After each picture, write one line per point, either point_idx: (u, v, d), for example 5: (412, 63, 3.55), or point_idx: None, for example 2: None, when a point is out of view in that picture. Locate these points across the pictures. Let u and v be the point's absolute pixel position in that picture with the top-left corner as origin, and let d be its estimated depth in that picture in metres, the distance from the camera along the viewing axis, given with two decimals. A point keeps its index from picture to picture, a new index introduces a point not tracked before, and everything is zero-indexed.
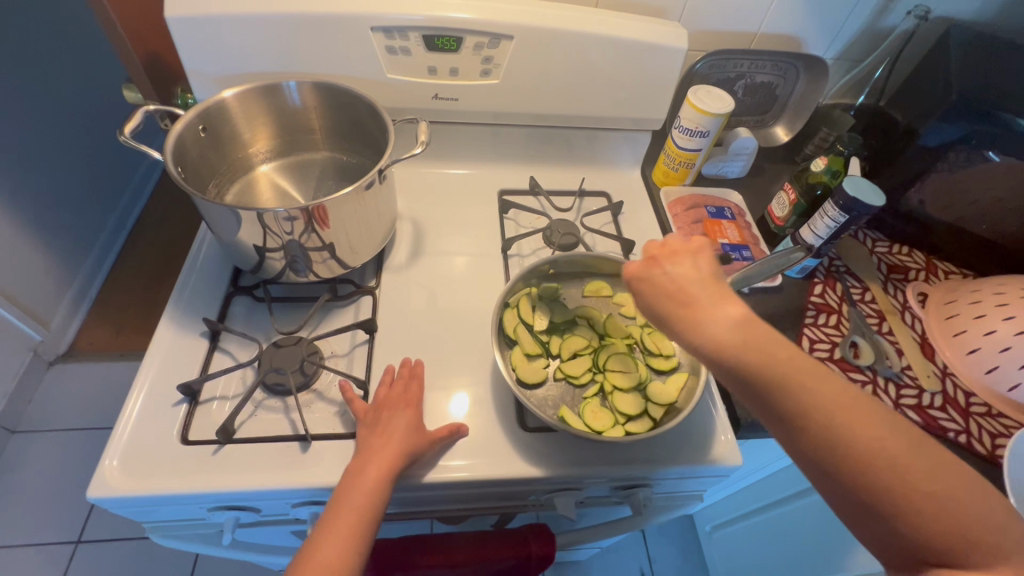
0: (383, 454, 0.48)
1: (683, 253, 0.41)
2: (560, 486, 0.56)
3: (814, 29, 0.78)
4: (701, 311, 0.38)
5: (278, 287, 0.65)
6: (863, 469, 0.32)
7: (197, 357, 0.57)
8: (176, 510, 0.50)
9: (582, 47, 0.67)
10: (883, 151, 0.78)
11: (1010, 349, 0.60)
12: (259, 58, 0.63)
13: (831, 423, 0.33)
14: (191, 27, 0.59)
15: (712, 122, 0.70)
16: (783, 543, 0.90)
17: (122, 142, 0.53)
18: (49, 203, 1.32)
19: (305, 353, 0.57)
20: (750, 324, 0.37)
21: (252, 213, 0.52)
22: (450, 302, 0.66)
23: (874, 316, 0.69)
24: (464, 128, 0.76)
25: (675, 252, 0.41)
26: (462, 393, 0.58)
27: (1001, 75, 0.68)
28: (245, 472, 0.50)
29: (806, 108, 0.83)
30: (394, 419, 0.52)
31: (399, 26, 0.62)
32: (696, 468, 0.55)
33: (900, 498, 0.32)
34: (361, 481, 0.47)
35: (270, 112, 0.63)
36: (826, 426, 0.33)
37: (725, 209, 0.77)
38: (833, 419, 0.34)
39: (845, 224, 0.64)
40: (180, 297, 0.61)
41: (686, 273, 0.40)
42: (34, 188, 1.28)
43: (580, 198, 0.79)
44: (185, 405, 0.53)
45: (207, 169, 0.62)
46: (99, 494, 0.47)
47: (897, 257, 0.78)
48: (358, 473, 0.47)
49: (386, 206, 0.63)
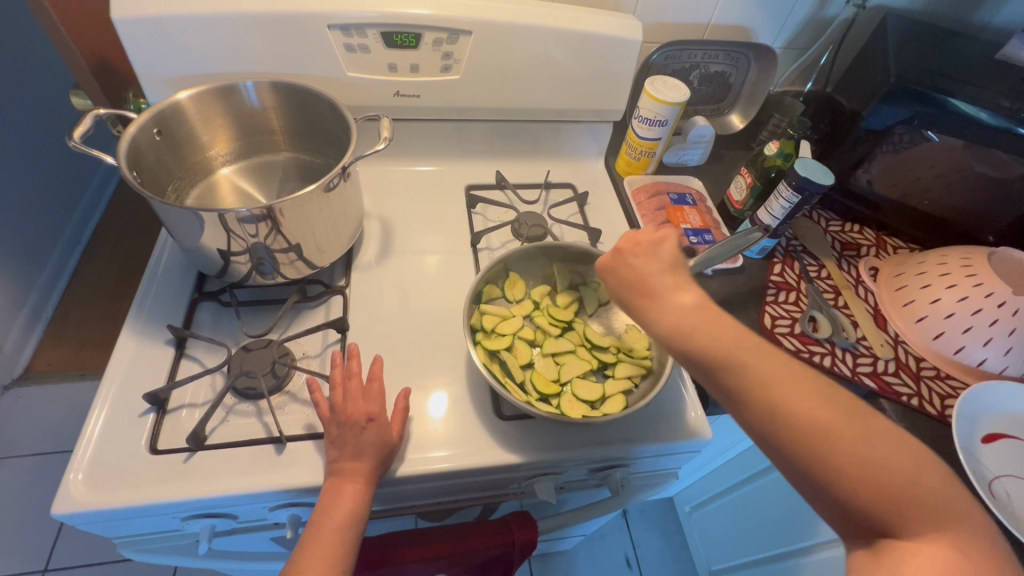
0: (361, 463, 0.48)
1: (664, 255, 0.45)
2: (539, 471, 0.57)
3: (762, 20, 0.81)
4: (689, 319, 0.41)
5: (245, 291, 0.63)
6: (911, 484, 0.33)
7: (163, 365, 0.56)
8: (149, 522, 0.49)
9: (541, 42, 0.68)
10: (831, 135, 0.82)
11: (954, 315, 0.65)
12: (214, 60, 0.62)
13: None
14: (142, 28, 0.58)
15: (670, 111, 0.73)
16: (760, 516, 0.93)
17: (72, 147, 0.51)
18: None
19: (276, 356, 0.56)
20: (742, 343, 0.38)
21: (213, 215, 0.51)
22: (423, 297, 0.67)
23: (830, 291, 0.72)
24: (428, 124, 0.77)
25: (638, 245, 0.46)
26: (440, 393, 0.58)
27: (935, 59, 0.72)
28: (218, 478, 0.49)
29: (758, 96, 0.86)
30: (361, 427, 0.49)
31: (356, 23, 0.62)
32: (669, 446, 0.57)
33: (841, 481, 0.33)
34: (343, 491, 0.47)
35: (228, 112, 0.61)
36: None
37: (687, 196, 0.79)
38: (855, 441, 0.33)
39: (798, 204, 0.67)
40: (142, 304, 0.59)
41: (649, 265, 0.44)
42: None
43: (546, 191, 0.80)
44: (153, 415, 0.52)
45: (165, 173, 0.60)
46: (63, 509, 0.45)
47: (849, 235, 0.82)
48: (340, 483, 0.48)
49: (352, 205, 0.63)
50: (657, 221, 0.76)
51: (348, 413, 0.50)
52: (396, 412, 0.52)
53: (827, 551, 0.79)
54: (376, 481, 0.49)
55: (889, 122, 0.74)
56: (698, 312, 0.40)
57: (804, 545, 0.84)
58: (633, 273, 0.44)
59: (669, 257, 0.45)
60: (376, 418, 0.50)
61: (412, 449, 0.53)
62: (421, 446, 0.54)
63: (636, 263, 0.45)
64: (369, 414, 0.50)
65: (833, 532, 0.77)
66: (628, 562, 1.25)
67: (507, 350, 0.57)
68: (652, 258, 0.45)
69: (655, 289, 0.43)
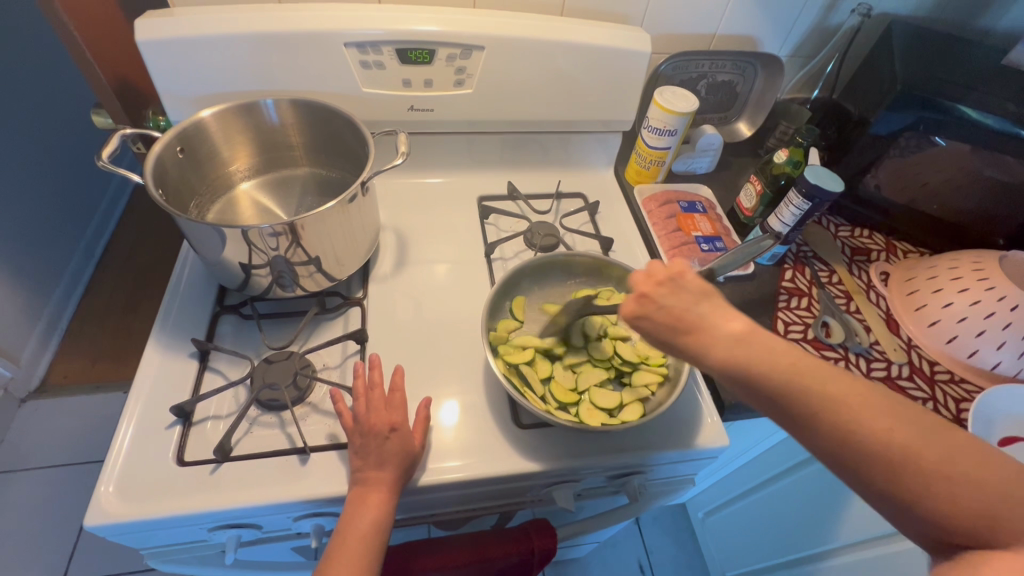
0: (385, 473, 0.49)
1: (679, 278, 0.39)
2: (558, 479, 0.57)
3: (768, 29, 0.82)
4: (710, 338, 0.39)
5: (265, 304, 0.64)
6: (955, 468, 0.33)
7: (188, 378, 0.57)
8: (177, 533, 0.50)
9: (551, 56, 0.70)
10: (839, 141, 0.83)
11: (967, 318, 0.65)
12: (235, 78, 0.64)
13: None
14: (167, 49, 0.60)
15: (679, 120, 0.74)
16: (775, 521, 0.93)
17: (100, 166, 0.52)
18: (15, 236, 1.29)
19: (298, 367, 0.57)
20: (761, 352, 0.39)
21: (236, 230, 0.53)
22: (439, 308, 0.68)
23: (841, 297, 0.73)
24: (441, 137, 0.78)
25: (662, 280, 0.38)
26: (451, 402, 0.59)
27: (941, 65, 0.73)
28: (245, 489, 0.50)
29: (765, 103, 0.87)
30: (385, 437, 0.50)
31: (372, 41, 0.64)
32: (686, 452, 0.57)
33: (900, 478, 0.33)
34: (368, 500, 0.48)
35: (249, 129, 0.63)
36: None
37: (697, 204, 0.80)
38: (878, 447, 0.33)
39: (809, 211, 0.68)
40: (165, 318, 0.60)
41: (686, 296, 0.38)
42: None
43: (557, 200, 0.81)
44: (179, 427, 0.53)
45: (188, 190, 0.61)
46: (94, 521, 0.46)
47: (859, 240, 0.82)
48: (365, 492, 0.48)
49: (369, 218, 0.64)
50: (668, 229, 0.77)
51: (371, 422, 0.51)
52: (418, 421, 0.53)
53: (844, 556, 0.78)
54: (399, 490, 0.49)
55: (896, 128, 0.74)
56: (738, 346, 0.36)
57: (820, 550, 0.83)
58: (667, 314, 0.38)
59: (698, 287, 0.38)
60: (399, 428, 0.51)
61: (433, 458, 0.54)
62: (442, 455, 0.54)
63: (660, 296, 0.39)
64: (392, 424, 0.51)
65: (850, 537, 0.77)
66: (641, 569, 1.24)
67: (525, 359, 0.58)
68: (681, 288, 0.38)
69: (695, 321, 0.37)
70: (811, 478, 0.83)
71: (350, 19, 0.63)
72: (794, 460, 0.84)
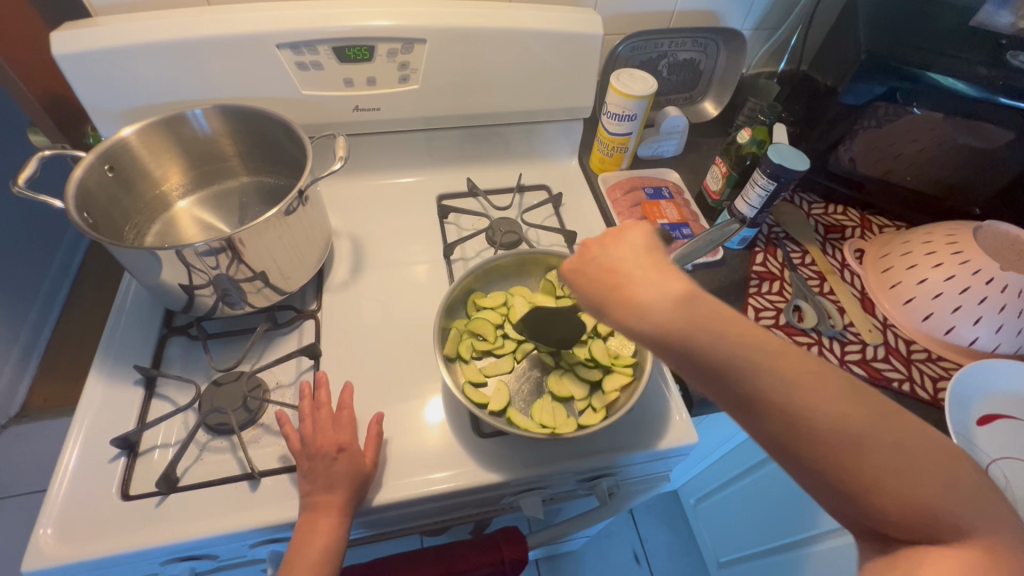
0: (334, 496, 0.47)
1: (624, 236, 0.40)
2: (524, 487, 0.55)
3: (729, 2, 0.79)
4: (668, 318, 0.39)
5: (214, 323, 0.62)
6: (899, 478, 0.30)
7: (133, 407, 0.54)
8: (126, 569, 0.48)
9: (499, 45, 0.66)
10: (807, 115, 0.80)
11: (942, 295, 0.63)
12: (164, 88, 0.60)
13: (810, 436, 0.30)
14: (86, 62, 0.56)
15: (638, 104, 0.71)
16: (765, 506, 0.92)
17: (16, 193, 0.49)
18: None
19: (247, 389, 0.55)
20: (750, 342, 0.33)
21: (170, 252, 0.50)
22: (396, 316, 0.65)
23: (814, 278, 0.71)
24: (395, 137, 0.75)
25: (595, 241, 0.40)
26: (436, 399, 0.58)
27: (911, 29, 0.69)
28: (193, 520, 0.48)
29: (730, 81, 0.84)
30: (332, 459, 0.48)
31: (306, 40, 0.60)
32: (654, 452, 0.55)
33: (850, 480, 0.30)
34: (318, 526, 0.46)
35: (176, 144, 0.60)
36: None
37: (663, 189, 0.77)
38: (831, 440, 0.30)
39: (775, 191, 0.65)
40: (108, 346, 0.58)
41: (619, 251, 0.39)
42: None
43: (520, 194, 0.79)
44: (124, 459, 0.51)
45: (121, 212, 0.59)
46: (33, 566, 0.44)
47: (833, 217, 0.80)
48: (313, 517, 0.47)
49: (316, 227, 0.62)
50: (633, 218, 0.74)
51: (317, 444, 0.49)
52: (369, 438, 0.51)
53: (831, 540, 0.77)
54: (351, 512, 0.48)
55: (862, 100, 0.72)
56: (677, 307, 0.34)
57: (810, 534, 0.82)
58: (627, 268, 0.38)
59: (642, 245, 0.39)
60: (347, 448, 0.49)
61: (390, 475, 0.52)
62: (400, 471, 0.52)
63: (612, 256, 0.39)
64: (339, 444, 0.49)
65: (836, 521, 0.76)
66: (637, 558, 1.24)
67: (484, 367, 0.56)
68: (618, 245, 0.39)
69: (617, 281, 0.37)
70: None
71: (280, 19, 0.59)
72: None
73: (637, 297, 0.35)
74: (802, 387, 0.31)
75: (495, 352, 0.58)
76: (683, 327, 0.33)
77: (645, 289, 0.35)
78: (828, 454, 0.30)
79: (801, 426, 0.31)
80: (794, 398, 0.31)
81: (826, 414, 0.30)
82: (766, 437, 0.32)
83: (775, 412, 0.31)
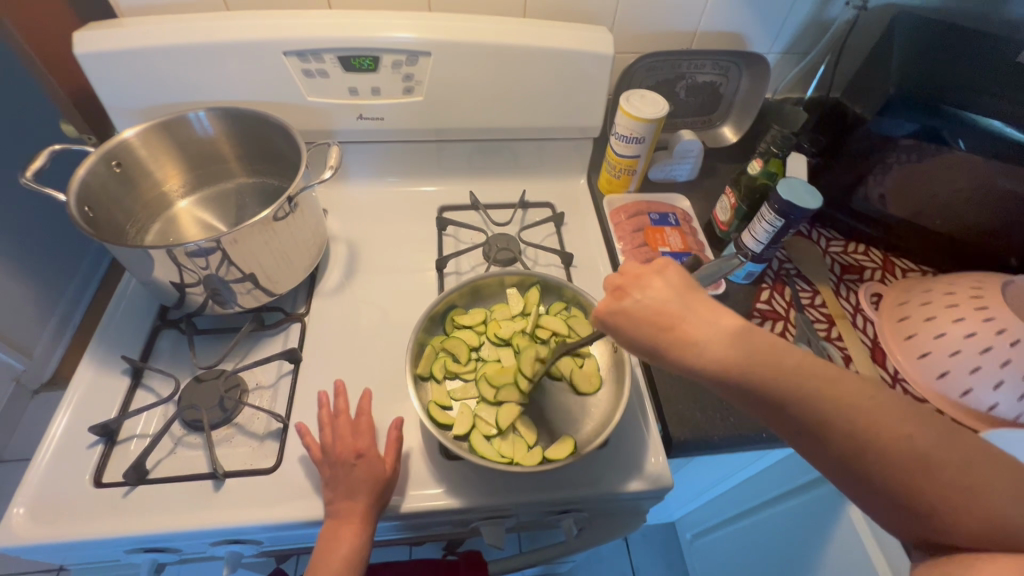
0: (357, 505, 0.48)
1: (649, 273, 0.41)
2: (488, 514, 0.54)
3: (756, 25, 0.75)
4: None
5: (205, 320, 0.64)
6: (898, 462, 0.32)
7: (118, 395, 0.56)
8: (91, 554, 0.50)
9: (505, 61, 0.65)
10: (833, 147, 0.75)
11: (961, 352, 0.58)
12: (175, 90, 0.62)
13: (822, 415, 0.34)
14: (102, 62, 0.59)
15: (647, 128, 0.68)
16: (759, 552, 0.87)
17: (24, 185, 0.52)
18: (37, 235, 1.33)
19: (224, 389, 0.56)
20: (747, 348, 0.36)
21: (162, 251, 0.51)
22: (381, 327, 0.65)
23: (822, 322, 0.67)
24: (401, 147, 0.75)
25: (642, 274, 0.42)
26: None
27: (949, 63, 0.65)
28: (156, 514, 0.49)
29: (751, 106, 0.80)
30: (355, 469, 0.49)
31: (312, 49, 0.61)
32: (625, 492, 0.53)
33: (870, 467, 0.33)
34: (341, 534, 0.47)
35: (175, 146, 0.63)
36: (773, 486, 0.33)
37: (669, 216, 0.75)
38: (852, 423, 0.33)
39: (783, 228, 0.62)
40: (102, 334, 0.60)
41: (657, 294, 0.40)
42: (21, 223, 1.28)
43: (522, 210, 0.78)
44: (101, 446, 0.53)
45: (124, 210, 0.62)
46: (4, 543, 0.46)
47: (852, 256, 0.75)
48: (337, 525, 0.48)
49: (309, 232, 0.63)
50: (634, 243, 0.72)
51: (337, 451, 0.50)
52: (389, 444, 0.51)
53: None
54: (375, 518, 0.48)
55: (895, 135, 0.67)
56: (726, 346, 0.36)
57: None
58: (649, 305, 0.40)
59: (681, 283, 0.40)
60: (366, 455, 0.50)
61: None
62: None
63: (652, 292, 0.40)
64: (358, 451, 0.50)
65: None
66: None
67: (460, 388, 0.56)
68: (665, 286, 0.40)
69: (674, 316, 0.38)
70: (795, 511, 0.77)
71: (290, 27, 0.60)
72: (779, 489, 0.79)
73: (690, 339, 0.37)
74: (858, 415, 0.33)
75: (466, 375, 0.58)
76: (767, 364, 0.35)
77: (697, 329, 0.37)
78: (893, 468, 0.32)
79: (864, 450, 0.33)
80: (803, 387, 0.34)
81: (897, 427, 0.33)
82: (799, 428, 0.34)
83: (827, 445, 0.34)
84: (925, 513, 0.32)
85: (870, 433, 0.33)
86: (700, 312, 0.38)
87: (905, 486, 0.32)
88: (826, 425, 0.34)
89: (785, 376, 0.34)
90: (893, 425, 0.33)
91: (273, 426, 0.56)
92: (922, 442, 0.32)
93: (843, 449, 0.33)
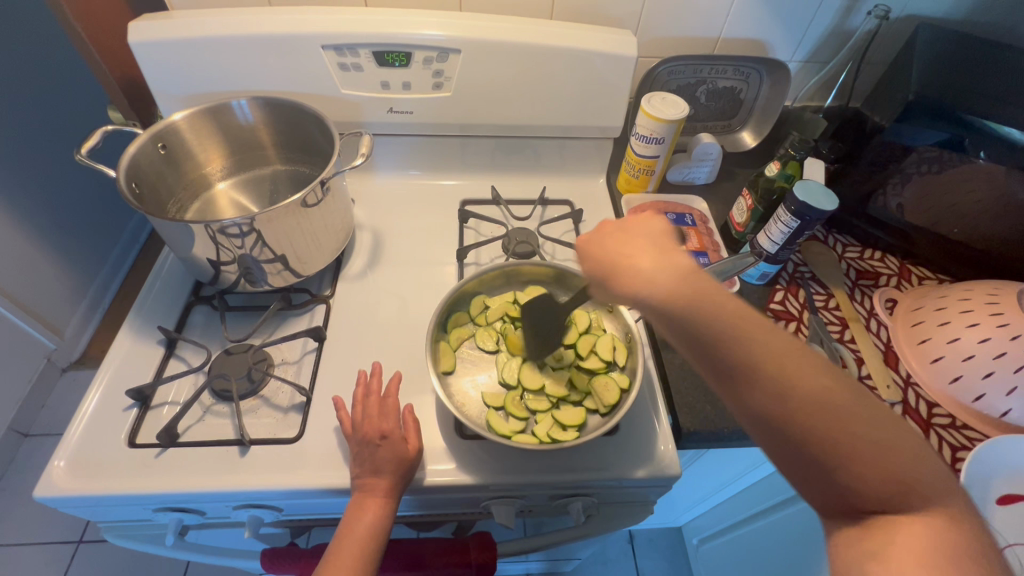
0: (381, 482, 0.50)
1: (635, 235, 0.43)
2: (499, 494, 0.56)
3: (778, 33, 0.77)
4: (642, 268, 0.40)
5: (236, 297, 0.67)
6: (824, 419, 0.32)
7: (153, 363, 0.59)
8: (123, 510, 0.53)
9: (530, 60, 0.68)
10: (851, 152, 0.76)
11: (975, 357, 0.58)
12: (218, 79, 0.66)
13: (757, 363, 0.34)
14: (153, 51, 0.62)
15: (667, 128, 0.70)
16: (765, 557, 0.87)
17: (78, 160, 0.56)
18: (74, 221, 1.39)
19: (252, 361, 0.59)
20: (692, 273, 0.38)
21: (203, 228, 0.54)
22: (403, 311, 0.67)
23: (835, 324, 0.67)
24: (428, 141, 0.78)
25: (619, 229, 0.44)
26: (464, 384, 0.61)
27: (970, 74, 0.65)
28: (184, 475, 0.51)
29: (771, 112, 0.82)
30: (382, 449, 0.51)
31: (348, 43, 0.64)
32: (634, 478, 0.54)
33: (807, 430, 0.33)
34: (366, 506, 0.49)
35: (219, 132, 0.67)
36: (765, 398, 0.34)
37: (686, 216, 0.76)
38: (785, 379, 0.33)
39: (799, 229, 0.63)
40: (140, 306, 0.64)
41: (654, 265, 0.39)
42: (57, 208, 1.33)
43: (542, 207, 0.80)
44: (135, 410, 0.56)
45: (167, 188, 0.66)
46: (45, 494, 0.49)
47: (868, 262, 0.76)
48: (362, 498, 0.50)
49: (339, 219, 0.66)
50: None
51: (364, 430, 0.52)
52: (411, 426, 0.53)
53: None
54: (398, 495, 0.50)
55: (915, 144, 0.68)
56: (679, 278, 0.38)
57: None
58: (616, 249, 0.42)
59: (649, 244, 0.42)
60: (390, 436, 0.51)
61: None
62: None
63: (610, 240, 0.43)
64: (383, 432, 0.52)
65: None
66: None
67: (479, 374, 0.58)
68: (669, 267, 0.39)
69: (634, 263, 0.40)
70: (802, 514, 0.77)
71: (328, 22, 0.63)
72: (786, 493, 0.79)
73: (641, 265, 0.40)
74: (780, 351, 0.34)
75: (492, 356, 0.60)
76: (683, 304, 0.36)
77: (646, 258, 0.40)
78: (827, 431, 0.32)
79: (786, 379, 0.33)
80: (724, 336, 0.35)
81: (828, 394, 0.33)
82: (747, 394, 0.35)
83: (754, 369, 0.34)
84: (860, 494, 0.32)
85: (794, 393, 0.33)
86: (651, 249, 0.41)
87: (843, 447, 0.32)
88: (734, 359, 0.34)
89: (716, 311, 0.35)
90: (814, 380, 0.33)
91: (296, 399, 0.58)
92: (788, 370, 0.34)
93: (794, 416, 0.33)
